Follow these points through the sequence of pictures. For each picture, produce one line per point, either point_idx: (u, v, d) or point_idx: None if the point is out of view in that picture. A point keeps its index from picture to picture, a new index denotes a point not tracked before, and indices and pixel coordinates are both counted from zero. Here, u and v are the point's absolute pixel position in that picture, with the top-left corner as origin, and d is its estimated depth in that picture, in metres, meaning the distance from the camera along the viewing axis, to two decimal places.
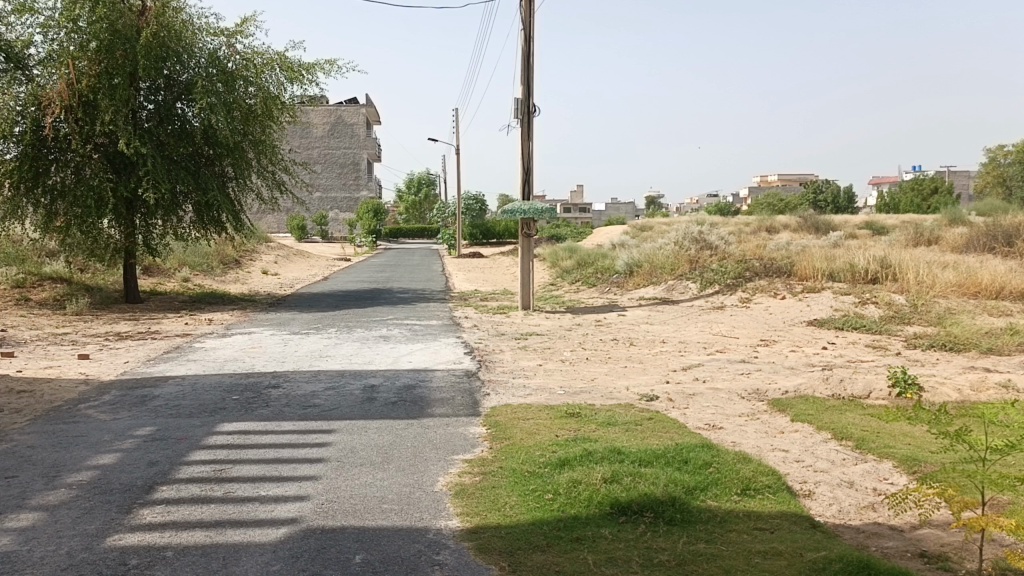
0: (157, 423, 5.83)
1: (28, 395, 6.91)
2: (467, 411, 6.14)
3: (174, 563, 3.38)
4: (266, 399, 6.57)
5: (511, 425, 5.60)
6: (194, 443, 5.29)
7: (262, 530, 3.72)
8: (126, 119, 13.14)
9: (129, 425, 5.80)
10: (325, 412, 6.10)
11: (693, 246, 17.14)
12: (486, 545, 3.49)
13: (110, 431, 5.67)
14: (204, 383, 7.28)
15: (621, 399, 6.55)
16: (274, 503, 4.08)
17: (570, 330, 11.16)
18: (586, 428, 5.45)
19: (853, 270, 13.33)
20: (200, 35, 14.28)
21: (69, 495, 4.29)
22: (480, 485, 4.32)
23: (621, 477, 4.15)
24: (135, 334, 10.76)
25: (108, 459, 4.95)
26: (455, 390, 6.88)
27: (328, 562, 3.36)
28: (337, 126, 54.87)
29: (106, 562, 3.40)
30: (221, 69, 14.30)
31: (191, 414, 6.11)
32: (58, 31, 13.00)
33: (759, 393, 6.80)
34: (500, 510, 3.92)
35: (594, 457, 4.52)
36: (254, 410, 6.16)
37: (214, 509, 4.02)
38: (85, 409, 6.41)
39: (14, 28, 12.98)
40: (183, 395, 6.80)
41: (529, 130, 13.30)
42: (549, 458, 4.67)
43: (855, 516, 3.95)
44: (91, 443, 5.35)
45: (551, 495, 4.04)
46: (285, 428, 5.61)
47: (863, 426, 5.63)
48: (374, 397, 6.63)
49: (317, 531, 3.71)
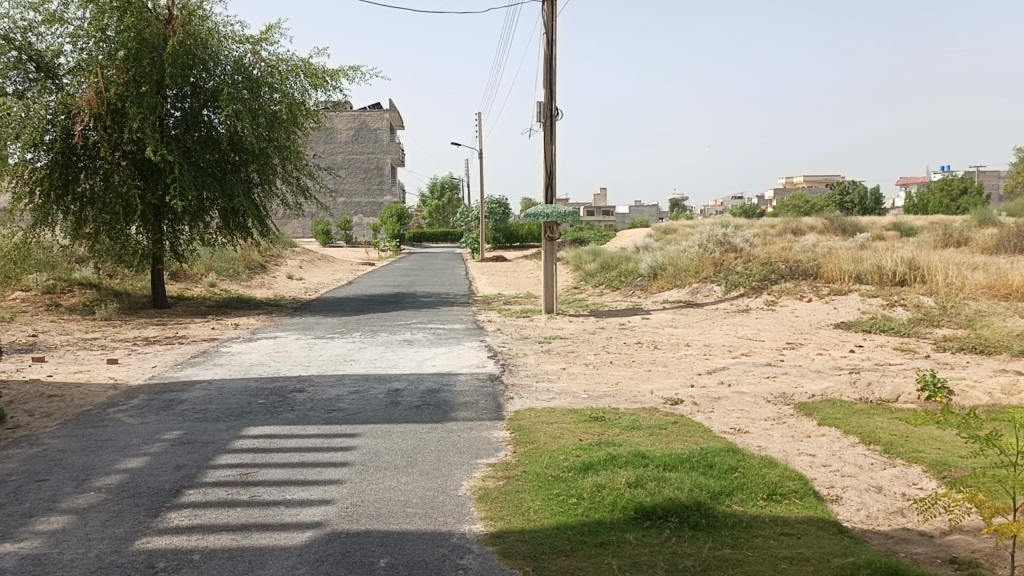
0: (185, 427, 5.90)
1: (58, 399, 7.02)
2: (490, 415, 6.15)
3: (200, 567, 3.41)
4: (291, 403, 6.61)
5: (535, 429, 5.59)
6: (220, 447, 5.33)
7: (287, 534, 3.75)
8: (153, 127, 13.32)
9: (157, 429, 5.87)
10: (350, 416, 6.13)
11: (717, 248, 17.04)
12: (510, 550, 3.49)
13: (138, 434, 5.73)
14: (230, 388, 7.35)
15: (645, 403, 6.52)
16: (299, 507, 4.11)
17: (593, 333, 11.13)
18: (610, 432, 5.43)
19: (880, 272, 13.17)
20: (225, 43, 14.44)
21: (98, 499, 4.34)
22: (504, 490, 4.32)
23: (645, 482, 4.12)
24: (163, 339, 10.89)
25: (136, 463, 5.01)
26: (478, 394, 6.89)
27: (353, 566, 3.37)
28: (362, 131, 55.29)
29: (134, 565, 3.44)
30: (246, 76, 14.45)
31: (217, 418, 6.17)
32: (87, 41, 13.20)
33: (785, 397, 6.73)
34: (524, 514, 3.92)
35: (618, 462, 4.50)
36: (279, 414, 6.20)
37: (240, 513, 4.05)
38: (114, 413, 6.49)
39: (43, 38, 13.21)
40: (209, 399, 6.86)
41: (552, 134, 13.28)
42: (573, 462, 4.65)
43: (883, 521, 3.89)
44: (120, 447, 5.42)
45: (575, 499, 4.03)
46: (310, 432, 5.65)
47: (891, 430, 5.56)
48: (398, 401, 6.65)
49: (342, 535, 3.73)
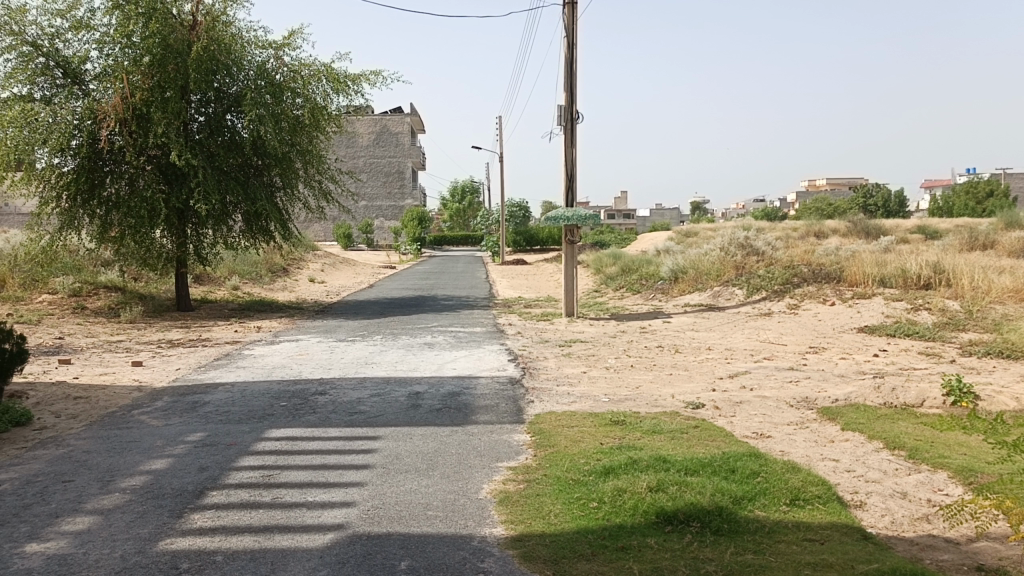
0: (208, 429, 5.95)
1: (84, 401, 7.11)
2: (511, 418, 6.15)
3: (223, 568, 3.43)
4: (313, 406, 6.65)
5: (555, 433, 5.58)
6: (243, 449, 5.38)
7: (309, 536, 3.77)
8: (177, 131, 13.46)
9: (181, 430, 5.93)
10: (371, 419, 6.16)
11: (739, 252, 16.94)
12: (531, 553, 3.49)
13: (163, 436, 5.80)
14: (253, 390, 7.40)
15: (666, 407, 6.49)
16: (321, 509, 4.13)
17: (614, 337, 11.10)
18: (631, 436, 5.41)
19: (905, 275, 13.03)
20: (249, 48, 14.56)
21: (123, 499, 4.40)
22: (525, 493, 4.31)
23: (666, 486, 4.10)
24: (187, 341, 11.00)
25: (160, 464, 5.06)
26: (499, 397, 6.89)
27: (375, 568, 3.39)
28: (383, 135, 55.57)
29: (158, 566, 3.48)
30: (269, 81, 14.56)
31: (240, 420, 6.22)
32: (113, 47, 13.38)
33: (809, 402, 6.67)
34: (545, 518, 3.91)
35: (639, 466, 4.48)
36: (301, 417, 6.24)
37: (263, 514, 4.08)
38: (139, 414, 6.57)
39: (70, 44, 13.39)
40: (232, 401, 6.92)
41: (573, 137, 13.28)
42: (594, 466, 4.64)
43: (909, 527, 3.85)
44: (144, 449, 5.48)
45: (596, 503, 4.02)
46: (331, 435, 5.68)
47: (916, 435, 5.49)
48: (419, 404, 6.67)
49: (363, 537, 3.74)
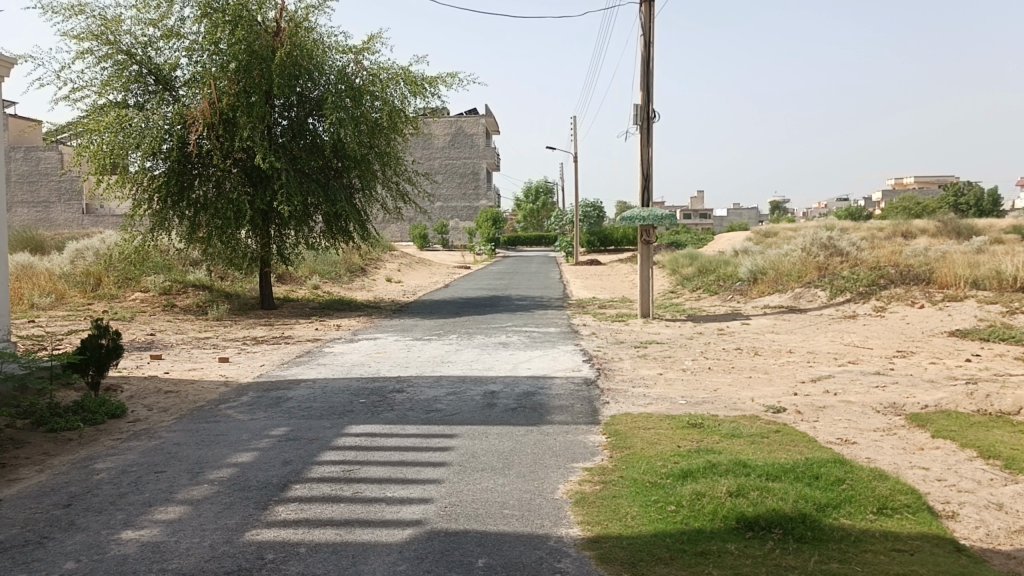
0: (291, 424, 6.12)
1: (174, 395, 7.41)
2: (587, 419, 6.13)
3: (306, 560, 3.52)
4: (390, 403, 6.77)
5: (632, 434, 5.54)
6: (324, 444, 5.51)
7: (389, 531, 3.84)
8: (261, 135, 13.81)
9: (265, 425, 6.12)
10: (447, 417, 6.23)
11: (821, 252, 16.48)
12: (609, 555, 3.47)
13: (248, 430, 5.99)
14: (333, 387, 7.58)
15: (745, 410, 6.37)
16: (399, 505, 4.20)
17: (691, 339, 10.95)
18: (709, 440, 5.32)
19: (1000, 277, 12.43)
20: (329, 53, 14.90)
21: (211, 490, 4.56)
22: (601, 495, 4.29)
23: (747, 491, 4.02)
24: (270, 339, 11.33)
25: (246, 457, 5.23)
26: (574, 398, 6.88)
27: (453, 564, 3.42)
28: (458, 137, 56.12)
29: (244, 555, 3.60)
30: (349, 84, 14.87)
31: (321, 416, 6.38)
32: (201, 54, 13.90)
33: (897, 407, 6.44)
34: (622, 520, 3.88)
35: (718, 470, 4.41)
36: (379, 414, 6.36)
37: (343, 508, 4.17)
38: (225, 409, 6.80)
39: (162, 52, 13.95)
40: (314, 397, 7.10)
41: (649, 136, 13.14)
42: (671, 469, 4.58)
43: (1005, 541, 3.68)
44: (230, 442, 5.67)
45: (674, 507, 3.97)
46: (408, 432, 5.77)
47: (1013, 444, 5.24)
48: (495, 403, 6.72)
49: (441, 533, 3.79)
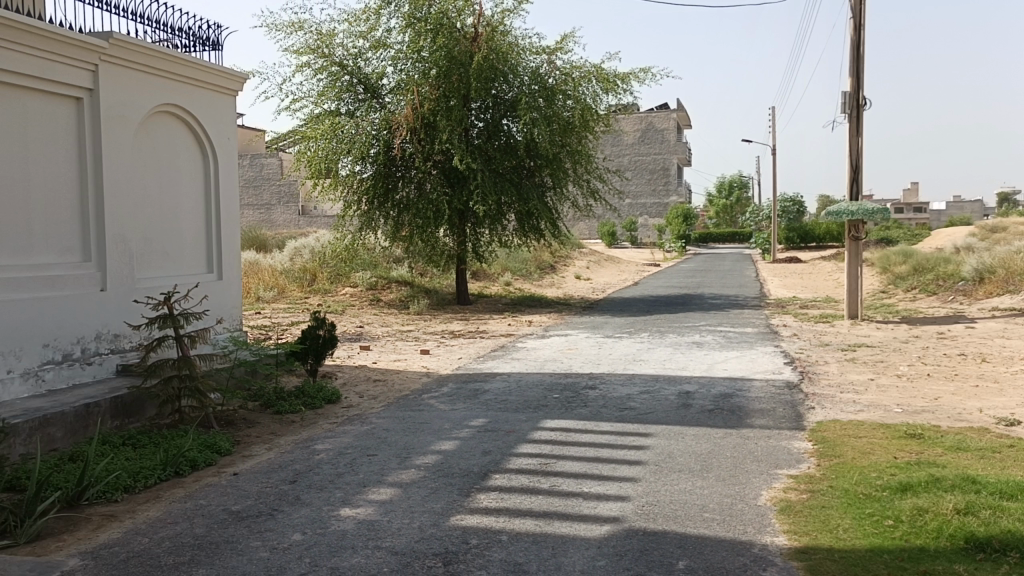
0: (489, 416, 6.33)
1: (382, 383, 7.90)
2: (789, 423, 5.86)
3: (508, 547, 3.63)
4: (585, 399, 6.83)
5: (840, 442, 5.23)
6: (522, 436, 5.65)
7: (587, 525, 3.87)
8: (460, 138, 14.45)
9: (465, 416, 6.37)
10: (642, 416, 6.19)
11: None
12: (819, 567, 3.30)
13: (450, 420, 6.27)
14: (528, 381, 7.76)
15: (972, 422, 5.82)
16: (597, 501, 4.22)
17: (905, 343, 10.15)
18: (930, 452, 4.92)
19: None
20: (524, 55, 15.23)
21: (418, 475, 4.82)
22: (808, 504, 4.09)
23: (977, 510, 3.67)
24: (467, 333, 11.79)
25: (449, 445, 5.48)
26: (775, 401, 6.60)
27: (652, 564, 3.40)
28: (648, 133, 55.50)
29: (450, 539, 3.76)
30: (543, 84, 15.11)
31: (517, 409, 6.55)
32: (406, 62, 14.69)
33: None
34: (833, 532, 3.68)
35: (942, 485, 4.06)
36: (574, 409, 6.43)
37: (542, 500, 4.26)
38: (428, 399, 7.16)
39: (370, 62, 14.87)
40: (510, 391, 7.31)
41: (858, 126, 12.33)
42: (886, 481, 4.28)
43: None
44: (434, 430, 5.96)
45: (891, 522, 3.70)
46: (604, 429, 5.79)
47: None
48: (690, 403, 6.59)
49: (639, 532, 3.77)
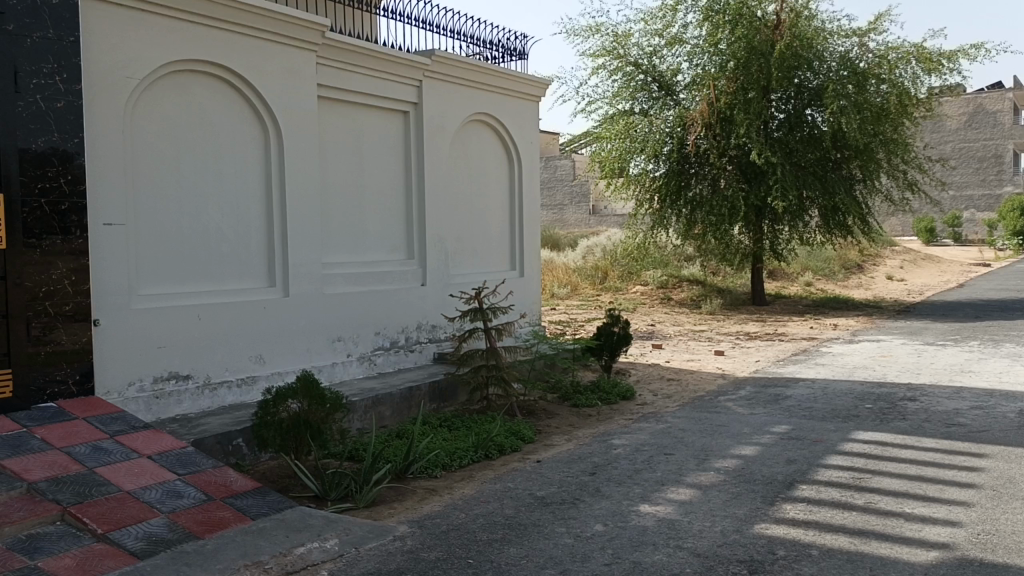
0: (792, 422, 6.02)
1: (676, 383, 7.86)
2: None
3: (819, 563, 3.42)
4: (902, 412, 6.23)
5: None
6: (830, 447, 5.29)
7: (911, 549, 3.53)
8: (759, 132, 13.92)
9: (766, 421, 6.12)
10: (974, 434, 5.50)
11: None
12: None
13: (749, 424, 6.05)
14: (835, 388, 7.26)
15: None
16: (922, 524, 3.83)
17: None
18: None
19: None
20: (831, 40, 14.25)
21: (718, 478, 4.71)
22: None
23: None
24: (764, 334, 11.33)
25: (749, 450, 5.29)
26: None
27: None
28: None
29: (755, 547, 3.63)
30: (853, 69, 13.99)
31: (824, 417, 6.15)
32: (702, 56, 14.38)
33: None
34: None
35: None
36: (889, 422, 5.90)
37: (857, 517, 3.96)
38: (725, 401, 6.98)
39: (665, 59, 14.80)
40: (814, 398, 6.88)
41: None
42: None
43: None
44: (733, 434, 5.79)
45: None
46: (927, 445, 5.23)
47: None
48: None
49: (977, 564, 3.35)
